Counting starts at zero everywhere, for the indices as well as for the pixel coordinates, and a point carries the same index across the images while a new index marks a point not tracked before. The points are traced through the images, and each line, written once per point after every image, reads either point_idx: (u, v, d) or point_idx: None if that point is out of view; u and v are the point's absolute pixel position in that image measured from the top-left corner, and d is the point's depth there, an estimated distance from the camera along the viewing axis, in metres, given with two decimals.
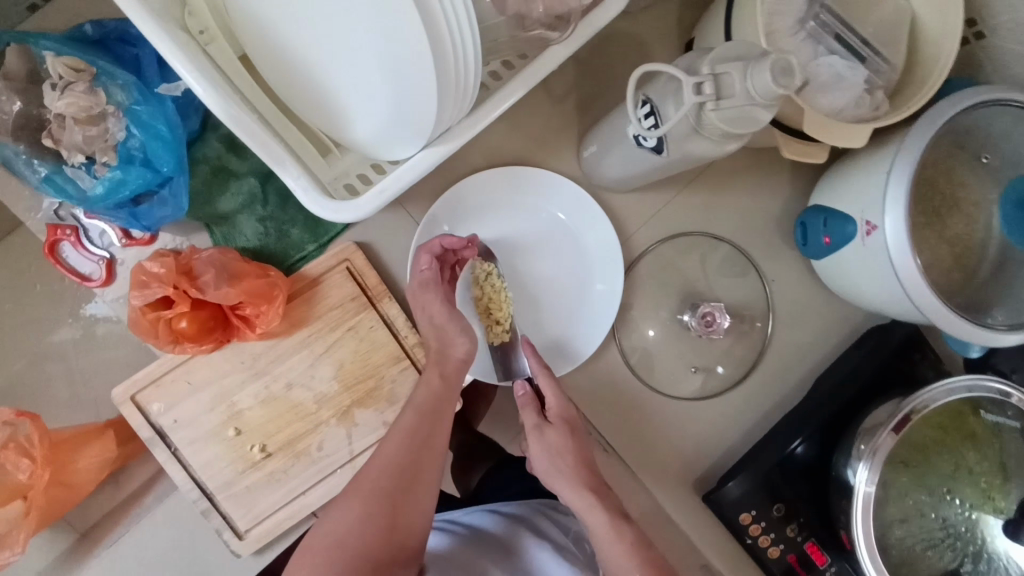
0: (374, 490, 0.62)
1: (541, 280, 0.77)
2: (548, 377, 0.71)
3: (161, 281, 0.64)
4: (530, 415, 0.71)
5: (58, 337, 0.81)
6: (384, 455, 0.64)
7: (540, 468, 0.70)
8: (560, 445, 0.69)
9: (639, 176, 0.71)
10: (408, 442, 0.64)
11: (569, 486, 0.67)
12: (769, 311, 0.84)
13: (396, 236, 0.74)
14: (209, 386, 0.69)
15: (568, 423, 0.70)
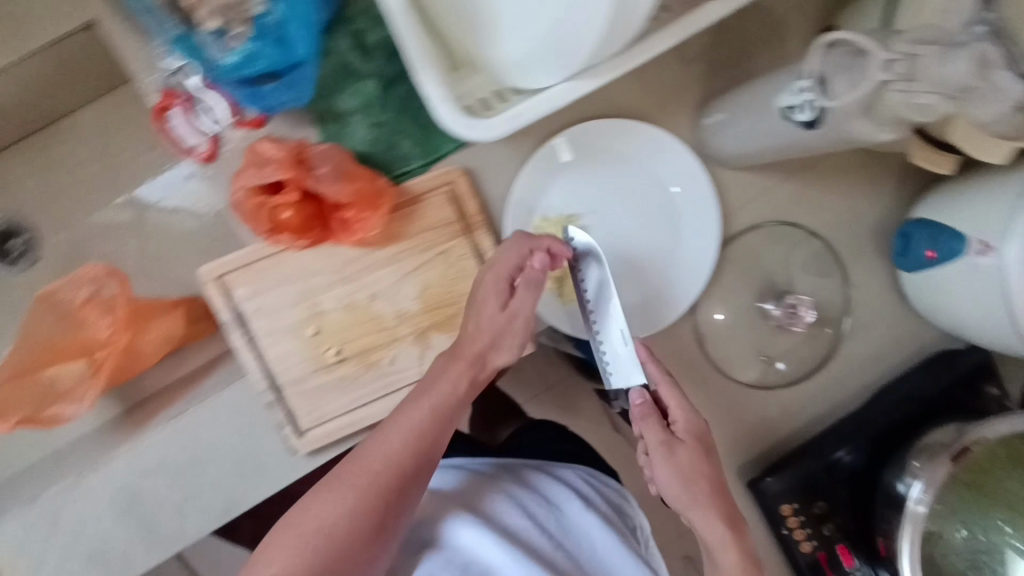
0: (372, 480, 0.60)
1: (629, 247, 0.75)
2: (672, 387, 0.67)
3: (276, 165, 0.63)
4: (656, 434, 0.67)
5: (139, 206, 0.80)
6: (378, 450, 0.61)
7: (665, 481, 0.67)
8: (691, 464, 0.67)
9: (758, 156, 0.70)
10: (405, 432, 0.62)
11: (705, 515, 0.67)
12: (845, 315, 0.84)
13: (501, 169, 0.72)
14: (297, 281, 0.69)
15: (693, 444, 0.67)
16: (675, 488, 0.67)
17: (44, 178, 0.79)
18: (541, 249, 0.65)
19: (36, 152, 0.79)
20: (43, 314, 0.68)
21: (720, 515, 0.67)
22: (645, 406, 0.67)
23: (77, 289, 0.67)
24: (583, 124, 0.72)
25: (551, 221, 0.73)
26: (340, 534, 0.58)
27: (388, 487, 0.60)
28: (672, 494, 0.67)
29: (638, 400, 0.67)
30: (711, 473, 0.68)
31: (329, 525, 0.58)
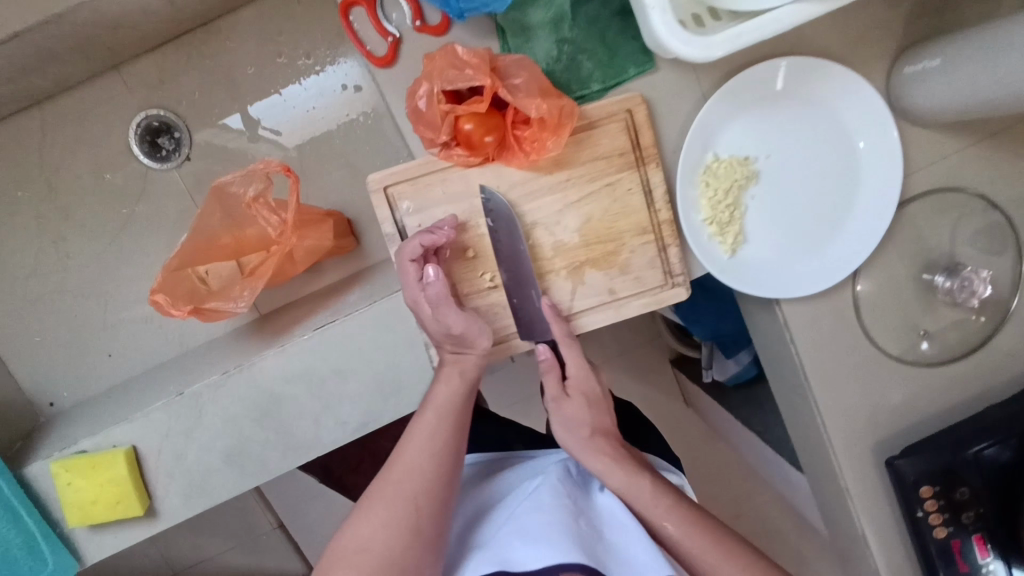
0: (431, 438, 0.61)
1: (798, 200, 0.71)
2: (574, 348, 0.69)
3: (477, 70, 0.59)
4: (557, 385, 0.69)
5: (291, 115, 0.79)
6: (425, 425, 0.62)
7: (591, 459, 0.66)
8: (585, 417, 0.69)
9: (961, 114, 0.65)
10: (456, 393, 0.64)
11: (598, 458, 0.66)
12: (1011, 297, 0.78)
13: (679, 102, 0.68)
14: (460, 200, 0.66)
15: (588, 398, 0.70)
16: (597, 462, 0.66)
17: (203, 76, 0.79)
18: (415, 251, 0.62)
19: (197, 49, 0.78)
20: (211, 205, 0.66)
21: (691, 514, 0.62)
22: (549, 363, 0.69)
23: (247, 185, 0.64)
24: (783, 59, 0.66)
25: (725, 162, 0.69)
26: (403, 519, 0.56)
27: (447, 459, 0.61)
28: (616, 483, 0.65)
29: (543, 358, 0.69)
30: (603, 424, 0.69)
31: (387, 516, 0.56)
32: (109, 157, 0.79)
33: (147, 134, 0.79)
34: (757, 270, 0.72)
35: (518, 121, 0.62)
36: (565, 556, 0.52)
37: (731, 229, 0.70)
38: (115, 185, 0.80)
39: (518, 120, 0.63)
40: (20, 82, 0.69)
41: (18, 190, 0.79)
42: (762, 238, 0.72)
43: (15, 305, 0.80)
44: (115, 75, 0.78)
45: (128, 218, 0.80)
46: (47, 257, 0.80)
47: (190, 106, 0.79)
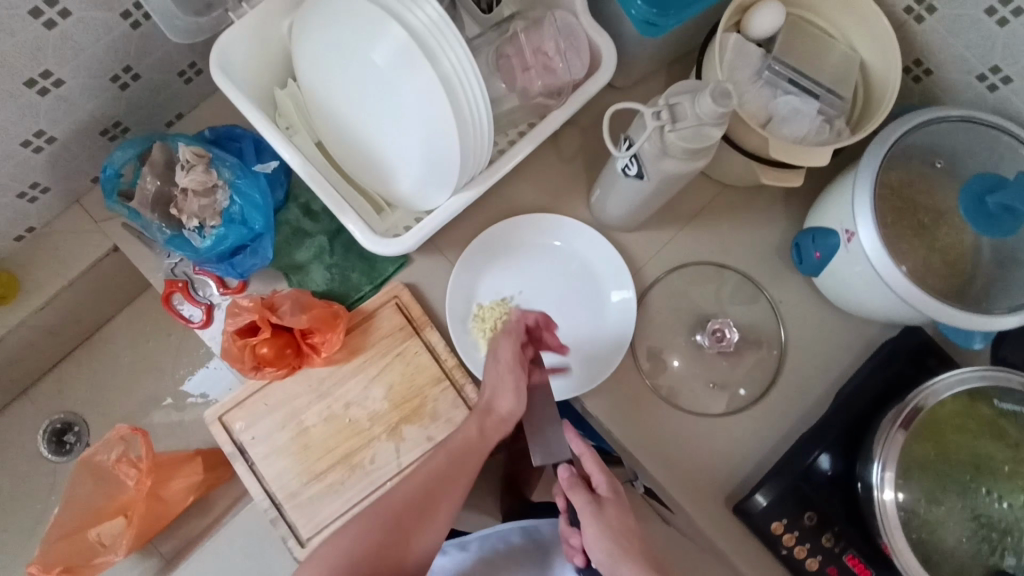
0: (403, 508, 0.69)
1: (556, 314, 0.88)
2: (593, 459, 0.71)
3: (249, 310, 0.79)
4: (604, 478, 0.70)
5: (167, 381, 0.98)
6: (407, 488, 0.70)
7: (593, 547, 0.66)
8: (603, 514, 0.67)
9: (634, 215, 0.84)
10: (470, 448, 0.73)
11: (601, 545, 0.65)
12: (780, 328, 0.90)
13: (437, 276, 0.87)
14: (281, 407, 0.81)
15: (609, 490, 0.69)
16: (599, 554, 0.65)
17: (92, 376, 0.98)
18: (529, 318, 0.81)
19: (86, 358, 0.98)
20: (83, 477, 0.80)
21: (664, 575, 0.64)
22: (571, 479, 0.69)
23: (110, 451, 0.80)
24: (499, 223, 0.87)
25: (487, 307, 0.86)
26: (351, 557, 0.66)
27: (408, 510, 0.69)
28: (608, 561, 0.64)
29: (566, 474, 0.70)
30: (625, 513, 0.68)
31: (338, 557, 0.66)
32: (23, 465, 0.95)
33: (53, 435, 0.96)
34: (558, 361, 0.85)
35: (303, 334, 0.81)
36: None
37: None
38: (30, 487, 0.94)
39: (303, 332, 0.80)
40: None
41: None
42: (540, 346, 0.87)
43: None
44: (23, 398, 0.97)
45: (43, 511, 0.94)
46: None
47: (85, 403, 0.97)
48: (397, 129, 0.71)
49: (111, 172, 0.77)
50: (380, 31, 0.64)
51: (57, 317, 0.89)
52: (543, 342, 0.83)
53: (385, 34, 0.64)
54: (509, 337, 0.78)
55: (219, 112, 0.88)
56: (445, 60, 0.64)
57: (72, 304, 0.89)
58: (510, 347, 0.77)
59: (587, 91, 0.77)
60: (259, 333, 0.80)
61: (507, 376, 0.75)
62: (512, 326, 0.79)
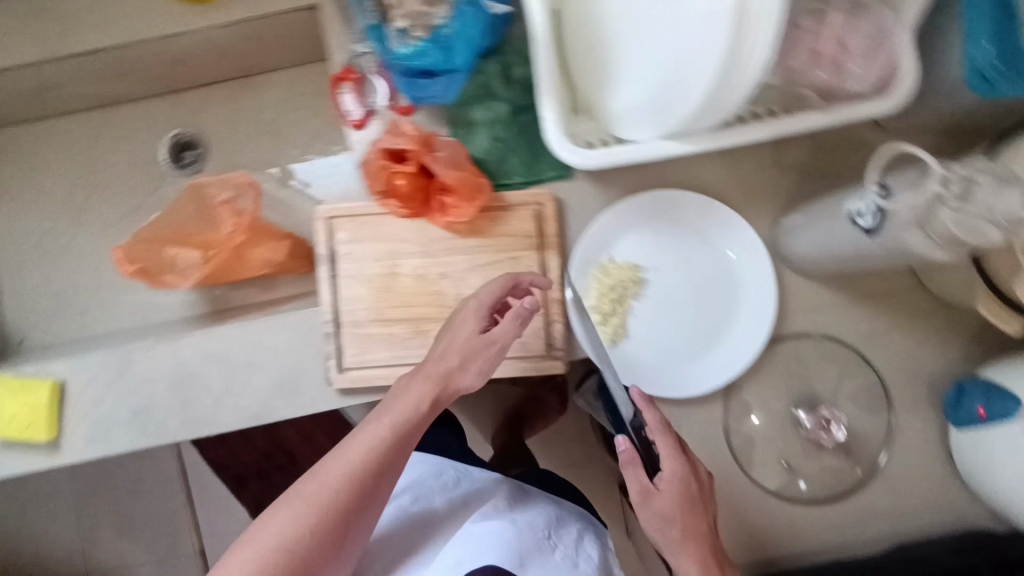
0: (348, 489, 0.59)
1: (677, 311, 0.80)
2: (663, 433, 0.67)
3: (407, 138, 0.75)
4: (668, 439, 0.67)
5: (289, 153, 0.95)
6: (335, 476, 0.59)
7: (653, 522, 0.66)
8: (677, 484, 0.66)
9: (821, 264, 0.74)
10: (409, 405, 0.63)
11: (656, 522, 0.66)
12: (882, 451, 0.82)
13: (588, 206, 0.81)
14: (385, 243, 0.79)
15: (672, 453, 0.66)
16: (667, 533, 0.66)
17: (229, 114, 0.97)
18: (523, 279, 0.72)
19: (232, 92, 0.97)
20: (183, 202, 0.82)
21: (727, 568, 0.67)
22: (629, 453, 0.65)
23: (221, 189, 0.81)
24: (678, 191, 0.79)
25: (617, 265, 0.80)
26: (300, 548, 0.56)
27: (364, 488, 0.59)
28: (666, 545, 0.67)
29: (623, 447, 0.65)
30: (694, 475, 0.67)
31: (286, 539, 0.56)
32: (138, 157, 0.97)
33: (175, 148, 0.97)
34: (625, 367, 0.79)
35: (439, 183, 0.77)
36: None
37: (615, 314, 0.80)
38: (135, 179, 0.97)
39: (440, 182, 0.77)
40: (88, 85, 0.90)
41: (66, 164, 0.97)
42: (641, 329, 0.80)
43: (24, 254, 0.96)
44: (163, 98, 0.97)
45: (136, 206, 0.97)
46: (62, 223, 0.96)
47: (213, 133, 0.97)
48: (653, 34, 0.62)
49: None
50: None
51: (228, 42, 0.86)
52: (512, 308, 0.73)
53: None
54: (491, 296, 0.69)
55: None
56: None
57: (248, 37, 0.86)
58: (506, 330, 0.67)
59: (858, 115, 0.64)
60: (405, 162, 0.76)
61: (459, 354, 0.66)
62: (488, 289, 0.69)
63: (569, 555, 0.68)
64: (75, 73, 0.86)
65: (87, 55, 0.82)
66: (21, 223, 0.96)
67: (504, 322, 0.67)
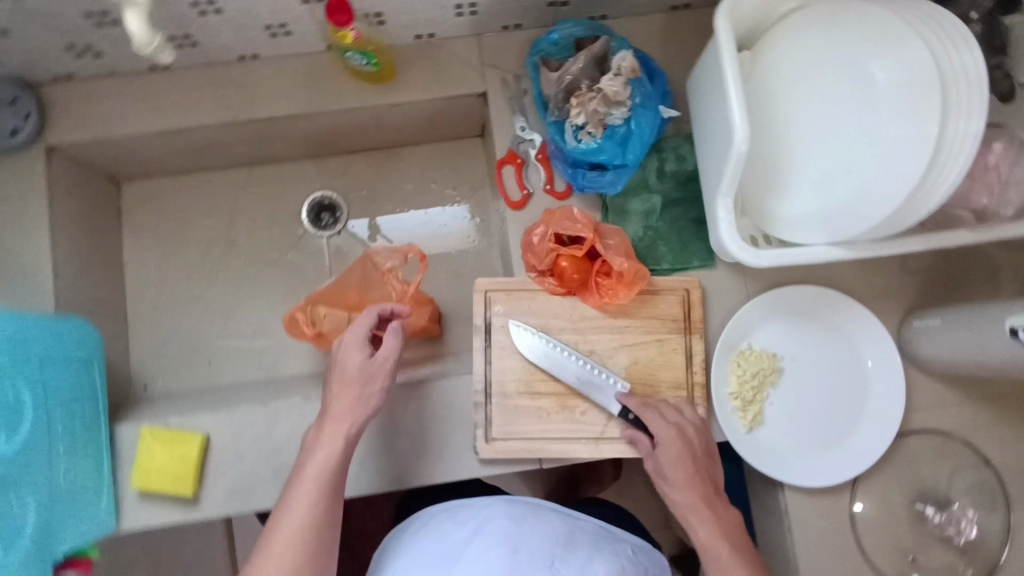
0: (309, 512, 0.64)
1: (811, 401, 0.84)
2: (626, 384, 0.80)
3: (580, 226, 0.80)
4: (638, 401, 0.77)
5: (427, 224, 1.01)
6: (295, 521, 0.63)
7: (657, 474, 0.75)
8: (652, 421, 0.75)
9: (956, 366, 0.79)
10: (354, 406, 0.70)
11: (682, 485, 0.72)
12: (1003, 549, 0.84)
13: (729, 295, 0.86)
14: (538, 317, 0.83)
15: (645, 408, 0.77)
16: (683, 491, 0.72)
17: (371, 180, 1.02)
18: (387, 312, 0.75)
19: (375, 161, 1.03)
20: (356, 267, 0.85)
21: (697, 485, 0.72)
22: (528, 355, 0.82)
23: (389, 258, 0.83)
24: (818, 287, 0.84)
25: (756, 352, 0.84)
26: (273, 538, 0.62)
27: (320, 521, 0.64)
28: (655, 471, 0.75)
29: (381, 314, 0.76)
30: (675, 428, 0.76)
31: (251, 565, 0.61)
32: (278, 215, 1.01)
33: (315, 208, 1.02)
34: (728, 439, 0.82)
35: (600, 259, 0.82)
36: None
37: (752, 402, 0.83)
38: (275, 235, 1.01)
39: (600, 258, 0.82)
40: (249, 147, 0.95)
41: (207, 217, 1.00)
42: (775, 417, 0.84)
43: (158, 300, 0.98)
44: (309, 162, 1.02)
45: (273, 261, 1.00)
46: (199, 272, 1.00)
47: (352, 198, 1.02)
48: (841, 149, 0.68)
49: (553, 38, 0.80)
50: (899, 52, 0.64)
51: (391, 118, 0.93)
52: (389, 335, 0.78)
53: (902, 61, 0.63)
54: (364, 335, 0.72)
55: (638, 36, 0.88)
56: (954, 124, 0.62)
57: (409, 116, 0.93)
58: (389, 345, 0.71)
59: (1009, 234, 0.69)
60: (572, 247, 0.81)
61: (354, 390, 0.70)
62: (358, 328, 0.72)
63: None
64: (246, 137, 0.91)
65: (265, 122, 0.87)
66: (157, 270, 0.99)
67: (350, 352, 0.71)
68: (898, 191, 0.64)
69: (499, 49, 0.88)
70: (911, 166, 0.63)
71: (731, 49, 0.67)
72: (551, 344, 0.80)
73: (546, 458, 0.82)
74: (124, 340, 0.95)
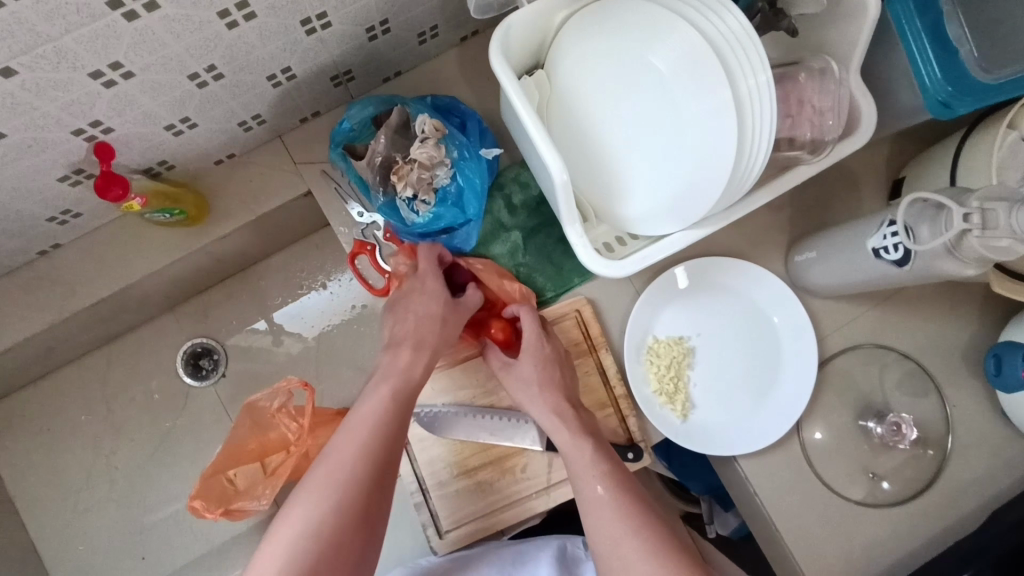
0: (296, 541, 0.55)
1: (733, 367, 0.84)
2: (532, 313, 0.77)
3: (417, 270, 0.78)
4: (536, 335, 0.76)
5: (331, 307, 0.98)
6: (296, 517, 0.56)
7: (556, 425, 0.72)
8: (548, 379, 0.74)
9: (843, 288, 0.81)
10: (401, 413, 0.65)
11: (570, 434, 0.71)
12: (949, 431, 0.87)
13: (619, 298, 0.85)
14: (446, 395, 0.80)
15: (546, 355, 0.75)
16: (559, 423, 0.72)
17: (238, 309, 0.97)
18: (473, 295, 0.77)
19: (235, 288, 0.97)
20: (242, 419, 0.79)
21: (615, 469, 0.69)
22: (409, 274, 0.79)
23: (272, 399, 0.79)
24: (698, 259, 0.83)
25: (663, 342, 0.83)
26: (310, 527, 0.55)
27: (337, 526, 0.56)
28: (554, 427, 0.72)
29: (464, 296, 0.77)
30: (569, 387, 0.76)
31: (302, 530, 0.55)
32: (156, 380, 0.95)
33: (190, 358, 0.96)
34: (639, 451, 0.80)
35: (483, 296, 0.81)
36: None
37: (679, 395, 0.82)
38: (161, 402, 0.94)
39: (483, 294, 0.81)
40: (93, 330, 0.89)
41: (81, 414, 0.93)
42: (704, 399, 0.84)
43: (64, 518, 0.91)
44: (166, 314, 0.96)
45: (169, 429, 0.94)
46: (96, 471, 0.93)
47: (226, 334, 0.96)
48: (657, 138, 0.67)
49: (345, 126, 0.75)
50: (666, 34, 0.63)
51: (228, 247, 0.87)
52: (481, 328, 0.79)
53: (672, 40, 0.63)
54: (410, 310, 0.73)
55: (439, 82, 0.85)
56: (744, 82, 0.61)
57: (246, 237, 0.87)
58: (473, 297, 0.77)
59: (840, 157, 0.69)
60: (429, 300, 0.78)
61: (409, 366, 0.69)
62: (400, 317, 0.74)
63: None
64: (83, 324, 0.85)
65: (93, 305, 0.81)
66: (50, 487, 0.91)
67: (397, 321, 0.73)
68: (725, 162, 0.63)
69: (308, 143, 0.83)
70: (728, 132, 0.62)
71: (514, 84, 0.63)
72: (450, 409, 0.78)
73: (505, 528, 0.80)
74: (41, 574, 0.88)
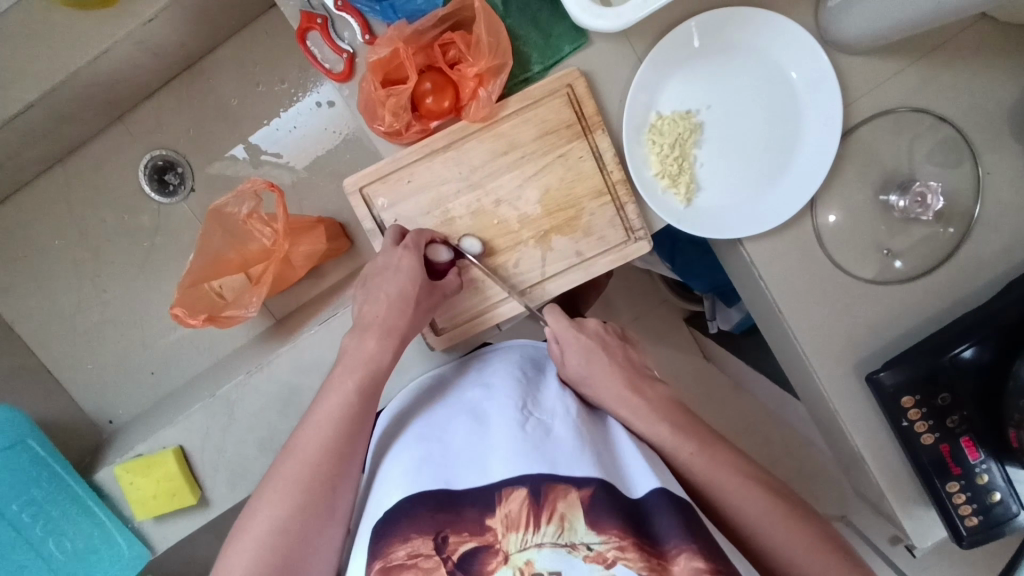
0: (333, 422, 0.62)
1: (745, 140, 0.75)
2: (588, 327, 0.73)
3: (387, 41, 0.67)
4: (569, 330, 0.72)
5: (304, 119, 0.92)
6: (333, 401, 0.63)
7: (617, 406, 0.67)
8: (621, 385, 0.68)
9: (880, 38, 0.71)
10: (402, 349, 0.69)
11: (656, 420, 0.65)
12: (978, 199, 0.80)
13: (617, 70, 0.74)
14: (428, 190, 0.73)
15: (621, 367, 0.71)
16: (635, 414, 0.66)
17: (198, 111, 0.91)
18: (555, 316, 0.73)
19: (185, 92, 0.91)
20: (212, 226, 0.75)
21: (695, 434, 0.64)
22: (562, 327, 0.72)
23: (240, 204, 0.73)
24: (708, 12, 0.70)
25: (667, 119, 0.74)
26: (323, 447, 0.60)
27: (354, 413, 0.62)
28: (624, 418, 0.67)
29: (555, 322, 0.72)
30: (626, 360, 0.72)
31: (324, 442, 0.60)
32: (123, 198, 0.91)
33: (154, 173, 0.92)
34: (647, 246, 0.75)
35: (464, 58, 0.69)
36: (559, 468, 0.55)
37: (683, 172, 0.75)
38: (134, 222, 0.92)
39: (464, 55, 0.69)
40: (36, 144, 0.81)
41: (57, 239, 0.91)
42: (710, 179, 0.77)
43: (67, 339, 0.92)
44: (118, 125, 0.90)
45: (149, 250, 0.92)
46: (87, 293, 0.92)
47: (182, 142, 0.91)
48: None
49: None
50: None
51: (161, 37, 0.76)
52: (461, 87, 0.70)
53: None
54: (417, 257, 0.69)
55: None
56: None
57: (177, 22, 0.76)
58: (555, 322, 0.72)
59: None
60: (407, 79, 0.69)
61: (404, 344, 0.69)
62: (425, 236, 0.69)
63: (546, 427, 0.61)
64: (22, 138, 0.77)
65: (21, 112, 0.71)
66: (46, 310, 0.92)
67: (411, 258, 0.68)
68: None
69: None
70: None
71: None
72: (444, 211, 0.73)
73: (500, 323, 0.76)
74: (59, 390, 0.91)
